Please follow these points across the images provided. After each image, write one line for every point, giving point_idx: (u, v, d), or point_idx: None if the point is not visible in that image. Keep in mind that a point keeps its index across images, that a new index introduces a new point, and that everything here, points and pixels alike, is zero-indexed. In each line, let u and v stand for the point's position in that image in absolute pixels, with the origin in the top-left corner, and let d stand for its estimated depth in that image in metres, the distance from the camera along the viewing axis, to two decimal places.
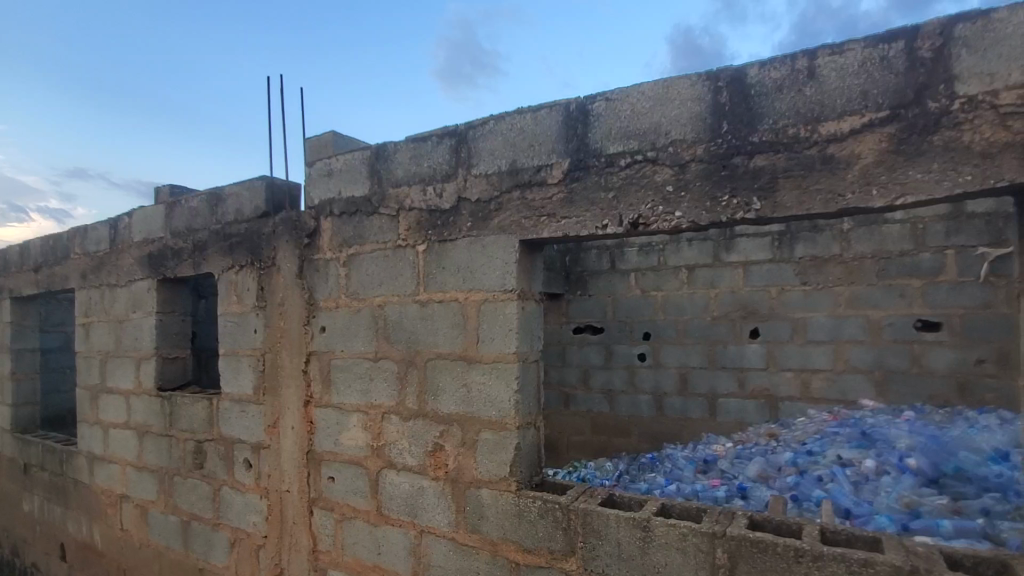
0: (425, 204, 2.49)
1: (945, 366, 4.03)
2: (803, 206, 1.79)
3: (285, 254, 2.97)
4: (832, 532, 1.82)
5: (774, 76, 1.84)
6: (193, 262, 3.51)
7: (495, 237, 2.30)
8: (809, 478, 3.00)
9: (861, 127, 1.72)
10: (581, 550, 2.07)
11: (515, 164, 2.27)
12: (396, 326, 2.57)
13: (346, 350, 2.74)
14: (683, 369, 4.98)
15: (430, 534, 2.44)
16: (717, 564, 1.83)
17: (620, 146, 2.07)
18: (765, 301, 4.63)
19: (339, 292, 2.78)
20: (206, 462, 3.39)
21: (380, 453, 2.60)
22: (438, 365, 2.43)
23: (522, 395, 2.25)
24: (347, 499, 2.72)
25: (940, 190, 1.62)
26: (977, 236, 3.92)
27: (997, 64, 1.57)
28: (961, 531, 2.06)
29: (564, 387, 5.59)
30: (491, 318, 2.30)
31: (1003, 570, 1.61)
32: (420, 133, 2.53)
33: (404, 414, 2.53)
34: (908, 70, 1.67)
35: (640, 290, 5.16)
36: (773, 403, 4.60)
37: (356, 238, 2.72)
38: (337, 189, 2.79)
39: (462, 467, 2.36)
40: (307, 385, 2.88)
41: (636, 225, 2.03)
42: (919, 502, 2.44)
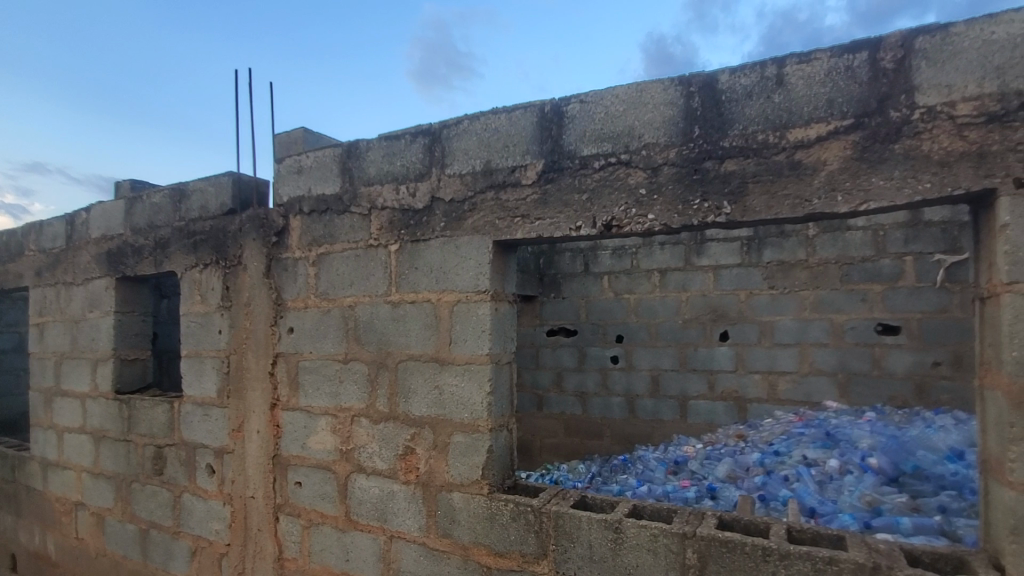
0: (398, 204, 2.46)
1: (904, 369, 4.18)
2: (771, 210, 1.82)
3: (252, 253, 2.89)
4: (798, 531, 1.86)
5: (745, 83, 1.88)
6: (155, 260, 3.38)
7: (469, 238, 2.28)
8: (775, 478, 3.07)
9: (826, 135, 1.76)
10: (553, 552, 2.06)
11: (489, 164, 2.26)
12: (367, 328, 2.52)
13: (314, 351, 2.68)
14: (655, 371, 5.04)
15: (400, 540, 2.40)
16: (687, 564, 1.85)
17: (595, 148, 2.08)
18: (734, 305, 4.72)
19: (308, 292, 2.72)
20: (166, 468, 3.27)
21: (350, 457, 2.55)
22: (410, 367, 2.40)
23: (494, 397, 2.23)
24: (314, 505, 2.65)
25: (901, 197, 1.67)
26: (934, 243, 4.09)
27: (954, 77, 1.62)
28: (920, 529, 2.12)
29: (537, 389, 5.60)
30: (463, 319, 2.28)
31: (960, 566, 1.66)
32: (393, 131, 2.49)
33: (374, 417, 2.48)
34: (871, 80, 1.72)
35: (613, 293, 5.20)
36: (741, 405, 4.69)
37: (326, 237, 2.67)
38: (307, 186, 2.72)
39: (433, 470, 2.33)
40: (273, 388, 2.81)
41: (610, 226, 2.04)
42: (880, 500, 2.52)
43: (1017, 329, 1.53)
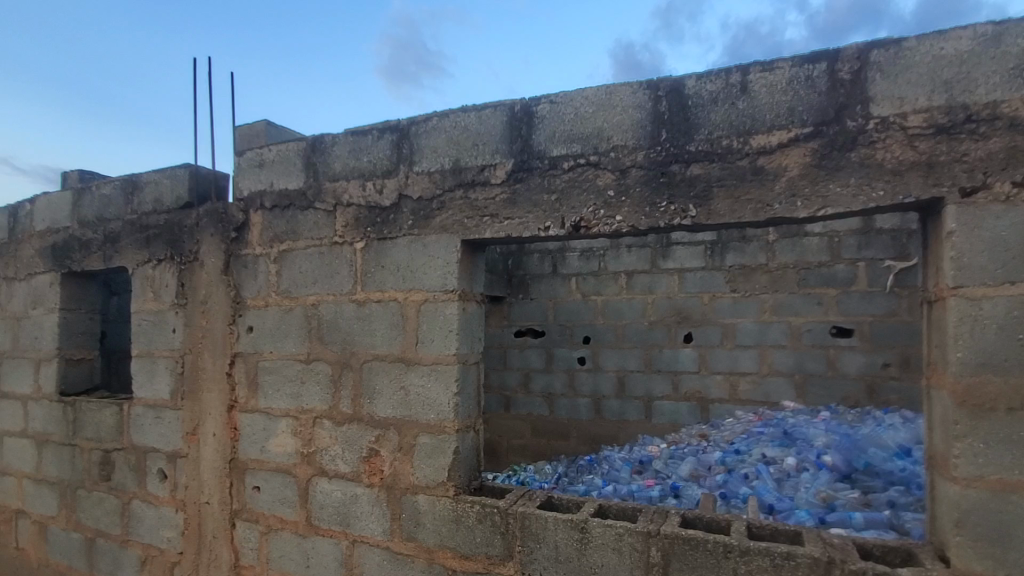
0: (364, 200, 2.41)
1: (856, 370, 4.35)
2: (734, 214, 1.87)
3: (210, 249, 2.78)
4: (758, 528, 1.90)
5: (711, 89, 1.91)
6: (104, 255, 3.22)
7: (437, 237, 2.25)
8: (736, 476, 3.14)
9: (788, 142, 1.81)
10: (519, 554, 2.05)
11: (458, 162, 2.24)
12: (331, 327, 2.46)
13: (275, 351, 2.60)
14: (621, 372, 5.10)
15: (363, 544, 2.34)
16: (651, 563, 1.87)
17: (564, 149, 2.09)
18: (697, 307, 4.82)
19: (268, 290, 2.63)
20: (114, 474, 3.11)
21: (311, 460, 2.48)
22: (375, 367, 2.35)
23: (461, 398, 2.21)
24: (273, 510, 2.57)
25: (857, 204, 1.73)
26: (885, 250, 4.27)
27: (906, 89, 1.69)
28: (871, 523, 2.20)
29: (505, 390, 5.59)
30: (431, 319, 2.25)
31: (909, 559, 1.72)
32: (360, 126, 2.44)
33: (337, 419, 2.42)
34: (830, 90, 1.78)
35: (581, 294, 5.24)
36: (704, 405, 4.79)
37: (288, 233, 2.59)
38: (269, 181, 2.64)
39: (398, 473, 2.29)
40: (231, 389, 2.71)
41: (578, 227, 2.05)
42: (834, 496, 2.61)
43: (962, 331, 1.61)
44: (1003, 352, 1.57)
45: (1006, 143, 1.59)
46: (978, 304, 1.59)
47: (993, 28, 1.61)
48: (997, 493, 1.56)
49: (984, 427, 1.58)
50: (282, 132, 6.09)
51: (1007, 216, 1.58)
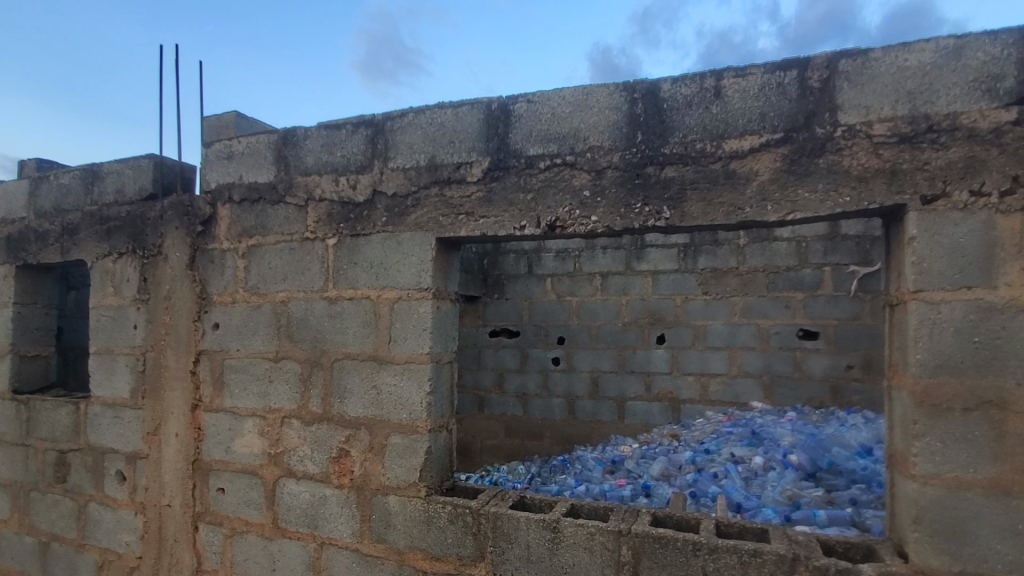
0: (337, 196, 2.36)
1: (821, 372, 4.48)
2: (707, 217, 1.89)
3: (174, 243, 2.69)
4: (726, 526, 1.93)
5: (685, 92, 1.94)
6: (62, 247, 3.09)
7: (411, 234, 2.23)
8: (705, 475, 3.19)
9: (759, 146, 1.85)
10: (490, 554, 2.03)
11: (434, 159, 2.21)
12: (301, 325, 2.41)
13: (242, 349, 2.53)
14: (594, 372, 5.13)
15: (332, 547, 2.30)
16: (622, 562, 1.88)
17: (540, 149, 2.08)
18: (670, 309, 4.88)
19: (236, 286, 2.56)
20: (70, 475, 2.98)
21: (278, 461, 2.42)
22: (346, 366, 2.31)
23: (434, 397, 2.18)
24: (238, 513, 2.50)
25: (824, 209, 1.77)
26: (849, 255, 4.40)
27: (872, 99, 1.74)
28: (834, 520, 2.26)
29: (479, 390, 5.57)
30: (404, 318, 2.22)
31: (869, 555, 1.78)
32: (334, 120, 2.39)
33: (306, 419, 2.37)
34: (800, 97, 1.82)
35: (556, 295, 5.25)
36: (675, 405, 4.86)
37: (257, 227, 2.52)
38: (238, 173, 2.57)
39: (369, 473, 2.25)
40: (195, 388, 2.63)
41: (553, 227, 2.05)
42: (799, 494, 2.67)
43: (921, 334, 1.66)
44: (960, 354, 1.63)
45: (965, 153, 1.65)
46: (937, 308, 1.65)
47: (954, 42, 1.67)
48: (952, 490, 1.62)
49: (941, 426, 1.63)
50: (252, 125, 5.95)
51: (964, 224, 1.64)
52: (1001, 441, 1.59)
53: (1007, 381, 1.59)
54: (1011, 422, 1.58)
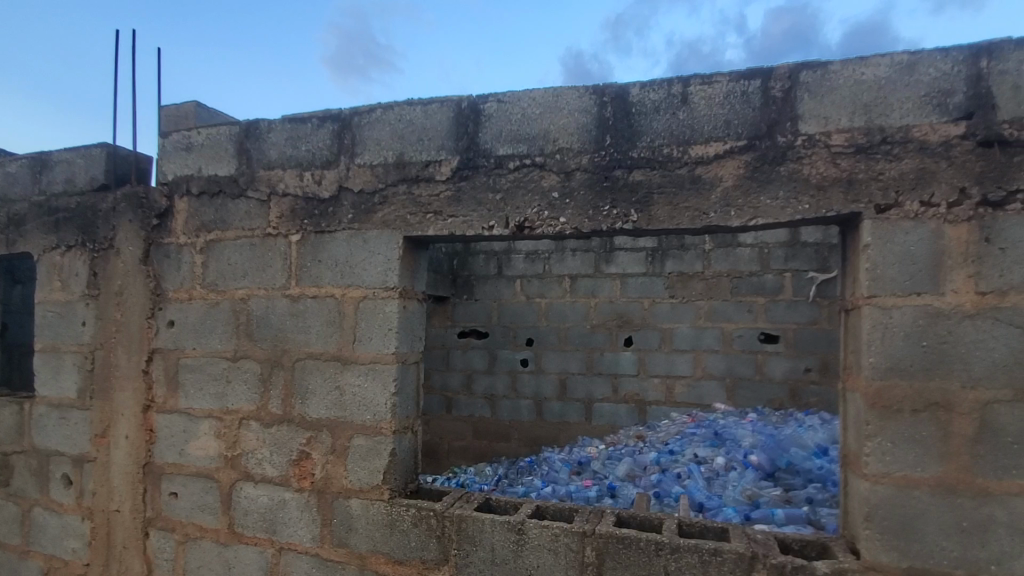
0: (302, 191, 2.30)
1: (781, 374, 4.61)
2: (673, 221, 1.92)
3: (127, 237, 2.58)
4: (688, 525, 1.96)
5: (653, 97, 1.96)
6: (6, 239, 2.92)
7: (378, 232, 2.19)
8: (669, 476, 3.24)
9: (723, 153, 1.89)
10: (454, 557, 2.01)
11: (402, 157, 2.18)
12: (261, 323, 2.33)
13: (198, 349, 2.44)
14: (562, 374, 5.16)
15: (290, 552, 2.23)
16: (586, 563, 1.88)
17: (510, 149, 2.08)
18: (638, 312, 4.94)
19: (192, 283, 2.47)
20: (12, 479, 2.82)
21: (235, 464, 2.34)
22: (309, 366, 2.25)
23: (399, 398, 2.15)
24: (192, 518, 2.41)
25: (784, 215, 1.82)
26: (808, 262, 4.56)
27: (831, 110, 1.80)
28: (791, 518, 2.32)
29: (447, 391, 5.53)
30: (369, 317, 2.18)
31: (824, 552, 1.83)
32: (299, 113, 2.33)
33: (265, 420, 2.30)
34: (763, 106, 1.86)
35: (525, 297, 5.26)
36: (641, 407, 4.92)
37: (217, 222, 2.44)
38: (197, 165, 2.48)
39: (330, 476, 2.20)
40: (147, 388, 2.52)
41: (522, 228, 2.05)
42: (759, 494, 2.74)
43: (874, 337, 1.72)
44: (910, 358, 1.69)
45: (917, 164, 1.72)
46: (888, 313, 1.71)
47: (907, 58, 1.74)
48: (901, 489, 1.68)
49: (892, 427, 1.69)
50: (213, 114, 5.79)
51: (915, 233, 1.71)
52: (947, 442, 1.66)
53: (953, 384, 1.66)
54: (956, 423, 1.65)
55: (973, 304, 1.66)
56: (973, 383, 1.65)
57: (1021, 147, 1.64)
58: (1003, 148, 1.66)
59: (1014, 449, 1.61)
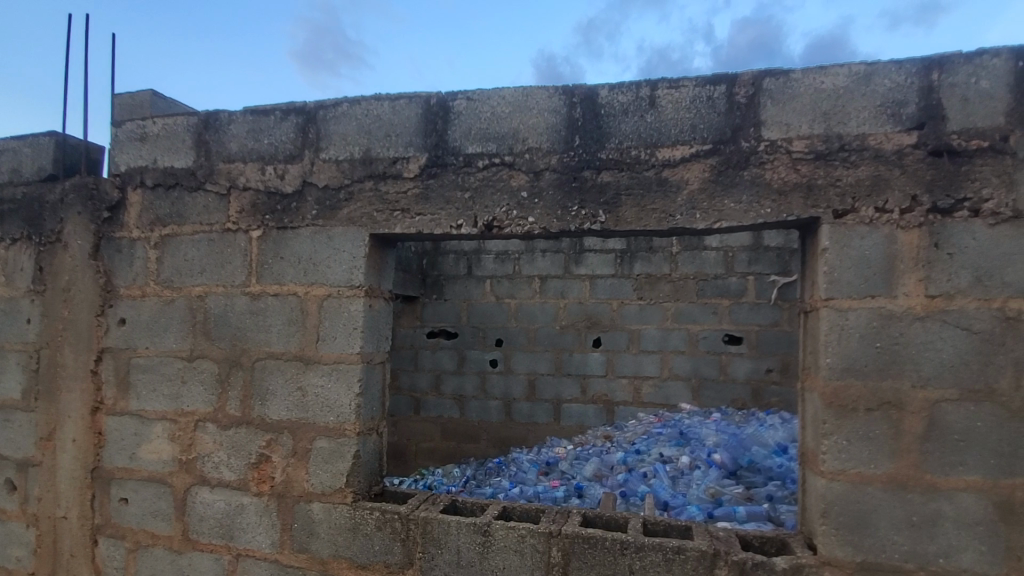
0: (263, 185, 2.23)
1: (744, 374, 4.73)
2: (640, 222, 1.94)
3: (76, 230, 2.45)
4: (652, 524, 1.98)
5: (622, 100, 1.97)
6: None
7: (343, 229, 2.14)
8: (635, 475, 3.28)
9: (689, 157, 1.91)
10: (419, 560, 1.98)
11: (368, 152, 2.14)
12: (219, 322, 2.25)
13: (151, 348, 2.34)
14: (531, 374, 5.16)
15: (248, 558, 2.16)
16: (552, 563, 1.88)
17: (479, 148, 2.06)
18: (606, 313, 4.99)
19: (146, 279, 2.37)
20: None
21: (190, 468, 2.25)
22: (269, 366, 2.18)
23: (364, 399, 2.11)
24: (143, 524, 2.30)
25: (747, 219, 1.86)
26: (771, 266, 4.69)
27: (792, 117, 1.84)
28: (753, 516, 2.37)
29: (415, 392, 5.47)
30: (334, 316, 2.12)
31: (783, 548, 1.88)
32: (261, 105, 2.26)
33: (222, 422, 2.22)
34: (727, 111, 1.90)
35: (494, 297, 5.24)
36: (609, 407, 4.96)
37: (173, 216, 2.34)
38: (153, 156, 2.37)
39: (291, 480, 2.13)
40: (96, 389, 2.40)
41: (490, 227, 2.04)
42: (721, 492, 2.79)
43: (831, 339, 1.77)
44: (864, 359, 1.75)
45: (872, 172, 1.78)
46: (845, 315, 1.77)
47: (864, 69, 1.80)
48: (856, 485, 1.73)
49: (848, 425, 1.75)
50: (172, 105, 5.61)
51: (870, 238, 1.77)
52: (898, 439, 1.72)
53: (904, 384, 1.72)
54: (906, 421, 1.72)
55: (923, 307, 1.72)
56: (923, 383, 1.71)
57: (968, 157, 1.72)
58: (951, 158, 1.73)
59: (960, 446, 1.68)
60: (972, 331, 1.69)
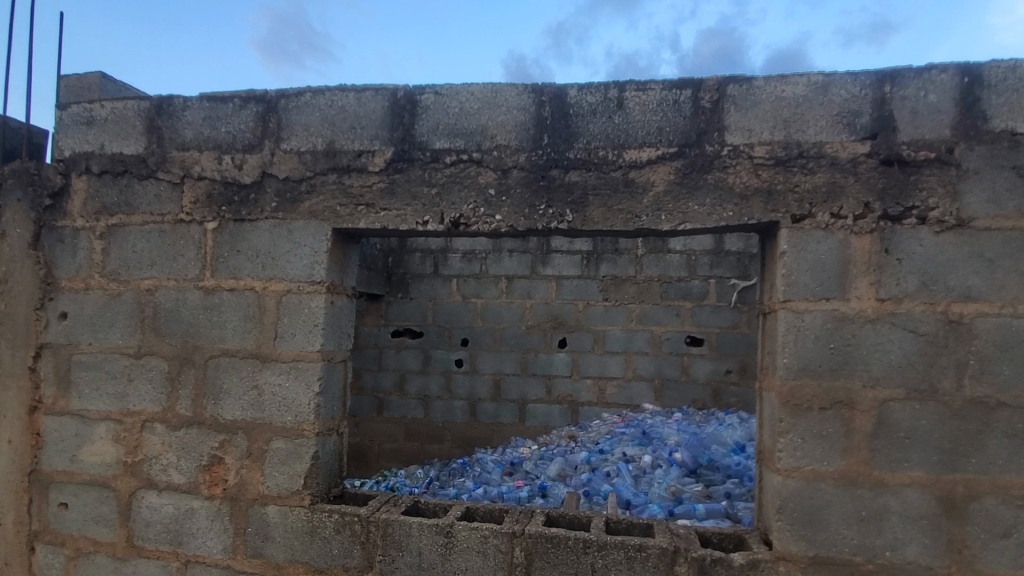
0: (220, 175, 2.14)
1: (705, 375, 4.84)
2: (607, 223, 1.95)
3: (14, 218, 2.30)
4: (615, 522, 1.99)
5: (591, 100, 1.98)
6: None
7: (304, 223, 2.08)
8: (599, 474, 3.30)
9: (656, 159, 1.94)
10: (379, 563, 1.94)
11: (332, 144, 2.08)
12: (169, 317, 2.15)
13: (95, 344, 2.21)
14: (497, 374, 5.15)
15: (198, 565, 2.07)
16: (514, 563, 1.87)
17: (446, 143, 2.03)
18: (572, 314, 5.01)
19: (90, 270, 2.24)
20: None
21: (136, 471, 2.14)
22: (223, 364, 2.09)
23: (323, 398, 2.04)
24: (84, 531, 2.17)
25: (710, 222, 1.90)
26: (731, 270, 4.82)
27: (754, 123, 1.89)
28: (711, 513, 2.42)
29: (378, 391, 5.37)
30: (293, 313, 2.06)
31: (740, 544, 1.92)
32: (219, 92, 2.17)
33: (172, 423, 2.12)
34: (692, 115, 1.93)
35: (461, 296, 5.20)
36: (574, 407, 4.99)
37: (121, 205, 2.22)
38: (100, 141, 2.25)
39: (245, 482, 2.05)
40: (34, 388, 2.25)
41: (457, 224, 2.02)
42: (682, 490, 2.84)
43: (788, 340, 1.82)
44: (819, 359, 1.80)
45: (828, 179, 1.84)
46: (801, 316, 1.82)
47: (822, 79, 1.85)
48: (810, 482, 1.79)
49: (803, 423, 1.80)
50: (123, 88, 5.34)
51: (826, 242, 1.83)
52: (849, 437, 1.78)
53: (856, 383, 1.78)
54: (857, 420, 1.78)
55: (874, 309, 1.79)
56: (873, 383, 1.78)
57: (916, 168, 1.80)
58: (901, 167, 1.81)
59: (905, 443, 1.75)
60: (918, 334, 1.77)
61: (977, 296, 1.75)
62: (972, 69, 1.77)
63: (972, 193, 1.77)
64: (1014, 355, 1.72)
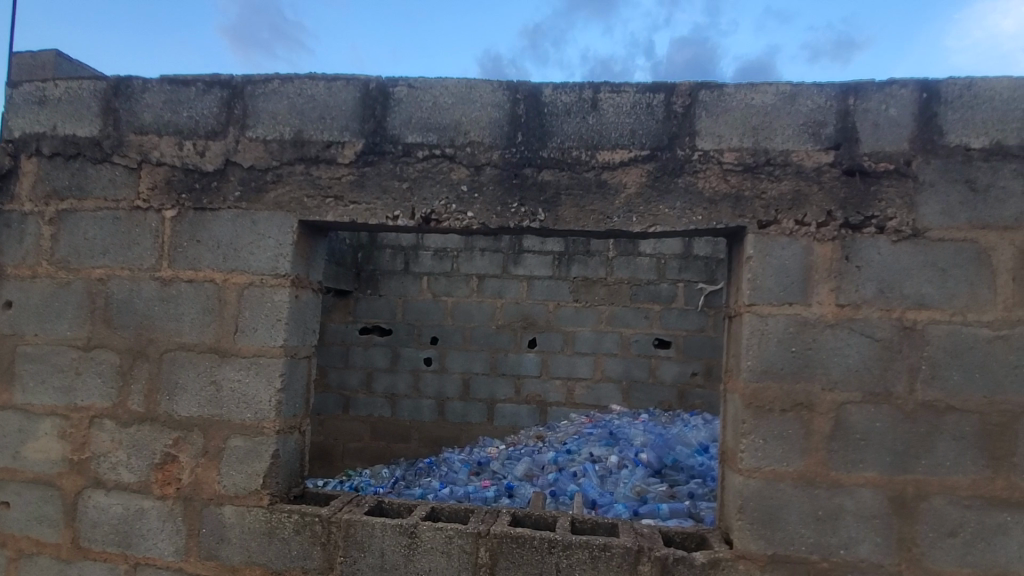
0: (180, 161, 2.06)
1: (672, 377, 4.92)
2: (578, 223, 1.96)
3: None
4: (580, 522, 1.99)
5: (565, 100, 1.98)
6: None
7: (269, 214, 2.02)
8: (565, 475, 3.31)
9: (628, 161, 1.95)
10: (340, 565, 1.89)
11: (300, 134, 2.02)
12: (123, 308, 2.05)
13: (41, 335, 2.10)
14: (466, 373, 5.12)
15: (148, 567, 1.98)
16: (479, 564, 1.85)
17: (419, 138, 2.00)
18: (542, 314, 5.02)
19: (37, 258, 2.12)
20: None
21: (83, 469, 2.04)
22: (179, 358, 2.01)
23: (285, 395, 1.98)
24: (26, 531, 2.06)
25: (680, 225, 1.92)
26: (699, 274, 4.91)
27: (724, 129, 1.92)
28: (675, 512, 2.45)
29: (345, 389, 5.27)
30: (255, 306, 1.99)
31: (701, 543, 1.95)
32: (181, 75, 2.08)
33: (122, 419, 2.03)
34: (665, 119, 1.95)
35: (431, 294, 5.15)
36: (542, 407, 5.00)
37: (72, 189, 2.11)
38: (52, 122, 2.13)
39: (200, 482, 1.98)
40: None
41: (428, 220, 1.99)
42: (646, 490, 2.87)
43: (752, 342, 1.86)
44: (781, 362, 1.85)
45: (793, 186, 1.89)
46: (765, 320, 1.86)
47: (790, 89, 1.89)
48: (769, 482, 1.83)
49: (764, 425, 1.84)
50: (79, 68, 5.12)
51: (790, 248, 1.87)
52: (808, 438, 1.83)
53: (815, 386, 1.83)
54: (816, 422, 1.83)
55: (834, 315, 1.84)
56: (831, 386, 1.83)
57: (876, 178, 1.86)
58: (862, 178, 1.87)
59: (860, 445, 1.81)
60: (875, 339, 1.83)
61: (930, 303, 1.81)
62: (931, 85, 1.84)
63: (928, 205, 1.84)
64: (963, 362, 1.79)
